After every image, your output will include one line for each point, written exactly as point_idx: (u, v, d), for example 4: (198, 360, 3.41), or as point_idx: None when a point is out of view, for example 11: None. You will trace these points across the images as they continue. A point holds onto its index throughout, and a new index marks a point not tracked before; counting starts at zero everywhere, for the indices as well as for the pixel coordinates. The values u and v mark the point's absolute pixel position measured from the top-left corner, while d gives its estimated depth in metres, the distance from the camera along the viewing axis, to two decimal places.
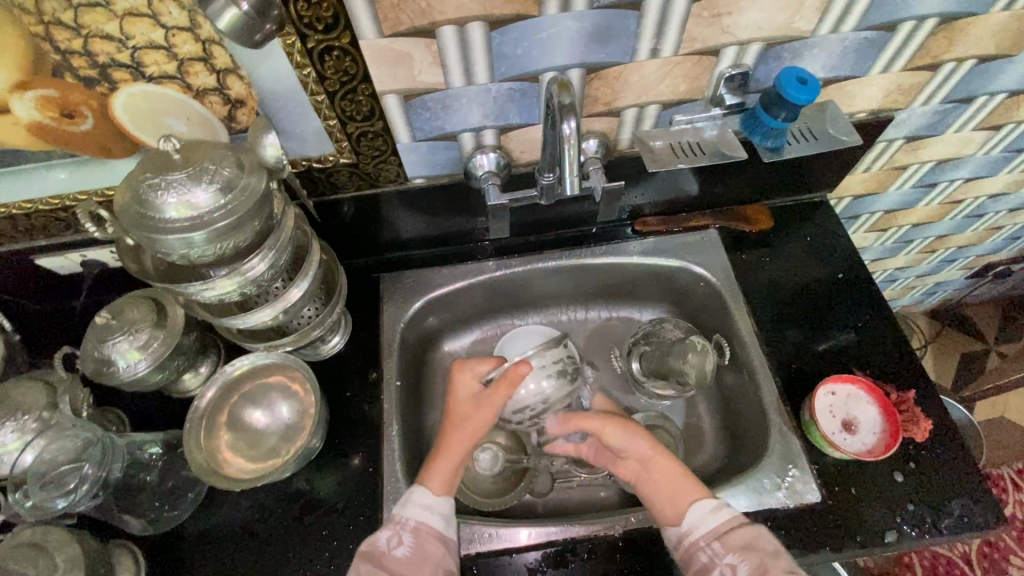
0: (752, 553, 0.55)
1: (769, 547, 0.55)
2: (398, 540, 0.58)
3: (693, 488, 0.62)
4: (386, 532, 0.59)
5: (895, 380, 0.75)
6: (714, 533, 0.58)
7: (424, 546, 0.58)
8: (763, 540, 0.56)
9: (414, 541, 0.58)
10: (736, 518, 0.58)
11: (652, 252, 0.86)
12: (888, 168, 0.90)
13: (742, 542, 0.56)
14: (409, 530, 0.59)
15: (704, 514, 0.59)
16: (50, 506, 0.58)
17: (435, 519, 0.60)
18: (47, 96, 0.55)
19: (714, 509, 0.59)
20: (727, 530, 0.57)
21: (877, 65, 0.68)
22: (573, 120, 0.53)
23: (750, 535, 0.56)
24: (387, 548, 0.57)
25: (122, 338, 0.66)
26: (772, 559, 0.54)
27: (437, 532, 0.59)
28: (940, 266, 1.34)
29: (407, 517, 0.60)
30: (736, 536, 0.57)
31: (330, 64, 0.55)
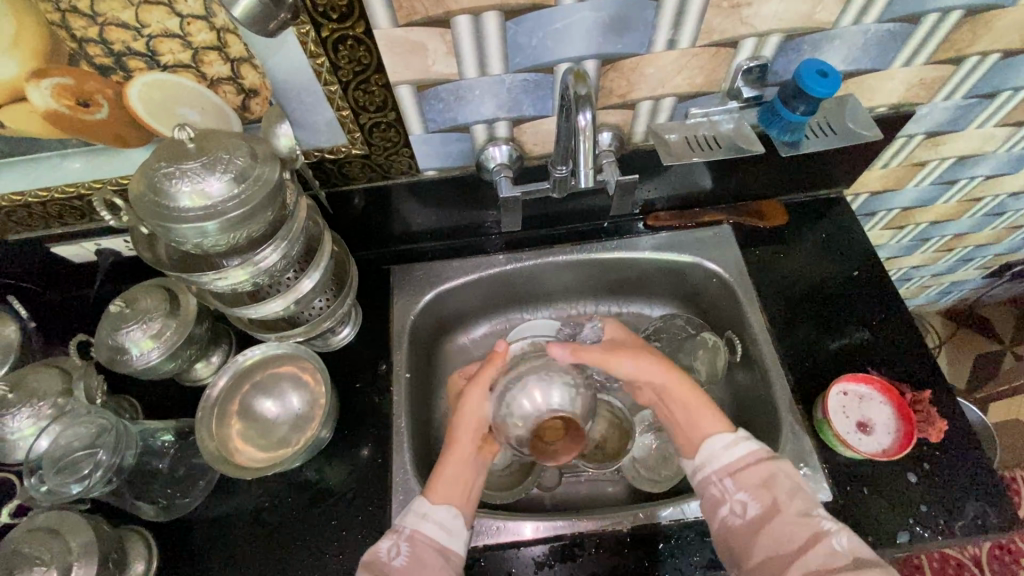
0: (766, 492, 0.51)
1: (782, 485, 0.52)
2: (397, 550, 0.54)
3: (712, 419, 0.59)
4: (386, 541, 0.55)
5: (911, 380, 0.74)
6: (729, 466, 0.54)
7: (421, 554, 0.54)
8: (778, 479, 0.52)
9: (411, 550, 0.54)
10: (754, 456, 0.54)
11: (664, 247, 0.86)
12: (906, 165, 0.88)
13: (754, 479, 0.53)
14: (406, 539, 0.55)
15: (720, 448, 0.56)
16: (64, 491, 0.59)
17: (429, 526, 0.56)
18: (63, 84, 0.55)
19: (731, 442, 0.56)
20: (741, 467, 0.54)
21: (899, 59, 0.67)
22: (589, 112, 0.52)
23: (765, 473, 0.53)
24: (388, 558, 0.54)
25: (136, 326, 0.67)
26: (785, 499, 0.51)
27: (434, 541, 0.55)
28: (956, 265, 1.32)
29: (404, 525, 0.56)
30: (746, 474, 0.53)
31: (344, 53, 0.55)
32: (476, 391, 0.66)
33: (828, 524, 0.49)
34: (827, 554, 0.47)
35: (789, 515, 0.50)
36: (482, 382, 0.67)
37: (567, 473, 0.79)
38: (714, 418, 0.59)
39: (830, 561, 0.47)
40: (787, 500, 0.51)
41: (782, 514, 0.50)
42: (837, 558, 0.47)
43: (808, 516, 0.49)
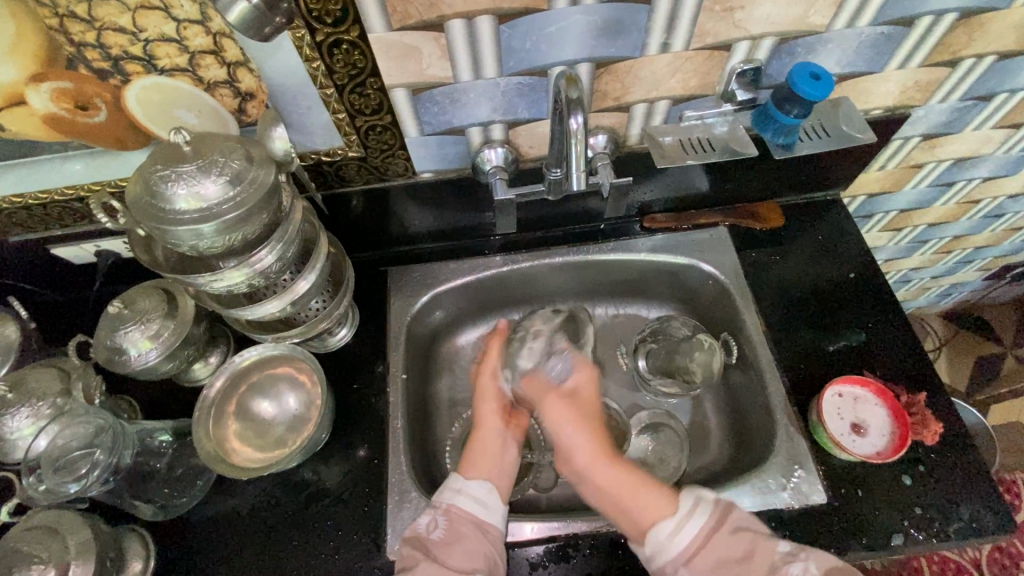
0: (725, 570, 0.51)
1: (744, 548, 0.52)
2: (435, 524, 0.59)
3: (653, 501, 0.56)
4: (424, 517, 0.61)
5: (906, 382, 0.74)
6: (683, 553, 0.52)
7: (458, 528, 0.59)
8: (737, 539, 0.52)
9: (448, 523, 0.60)
10: (709, 524, 0.53)
11: (660, 249, 0.86)
12: (903, 167, 0.88)
13: (715, 558, 0.51)
14: (443, 513, 0.60)
15: (668, 536, 0.53)
16: (62, 490, 0.60)
17: (469, 502, 0.61)
18: (62, 88, 0.56)
19: (675, 529, 0.53)
20: (700, 545, 0.52)
21: (893, 61, 0.67)
22: (580, 115, 0.53)
23: (722, 545, 0.52)
24: (425, 531, 0.59)
25: (134, 328, 0.67)
26: (749, 563, 0.51)
27: (472, 516, 0.60)
28: (956, 267, 1.32)
29: (442, 501, 0.62)
30: (709, 551, 0.52)
31: (339, 57, 0.56)
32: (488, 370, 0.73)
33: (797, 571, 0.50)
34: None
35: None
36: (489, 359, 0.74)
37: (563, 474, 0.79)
38: (654, 499, 0.56)
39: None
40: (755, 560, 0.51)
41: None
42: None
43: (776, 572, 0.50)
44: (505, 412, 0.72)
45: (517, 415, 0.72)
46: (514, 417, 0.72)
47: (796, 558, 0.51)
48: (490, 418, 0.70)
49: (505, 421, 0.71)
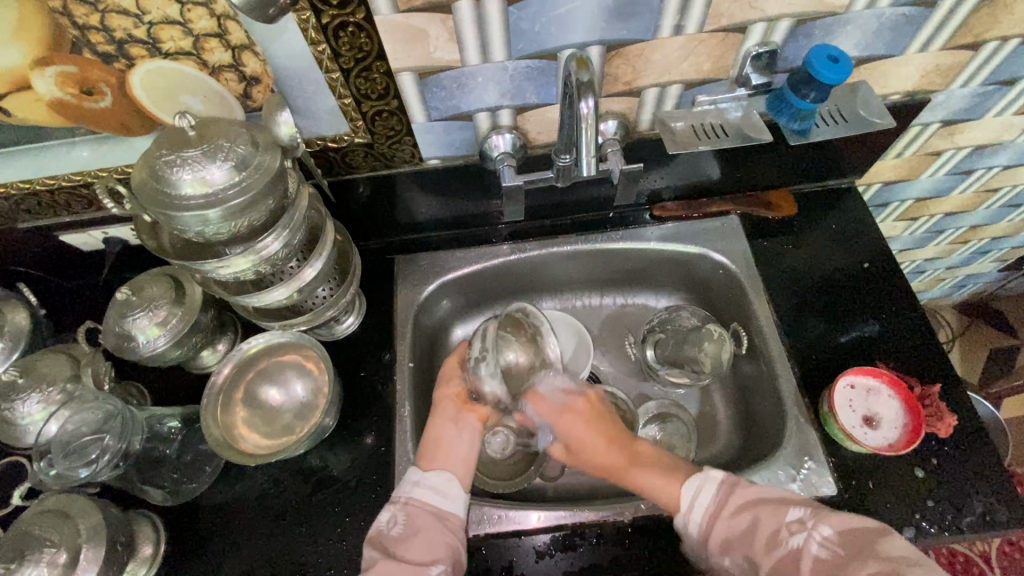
0: (736, 551, 0.53)
1: (746, 525, 0.53)
2: (394, 520, 0.58)
3: (666, 484, 0.60)
4: (385, 512, 0.59)
5: (920, 374, 0.73)
6: (700, 537, 0.56)
7: (416, 521, 0.57)
8: (741, 519, 0.54)
9: (409, 518, 0.58)
10: (715, 503, 0.56)
11: (670, 238, 0.85)
12: (921, 154, 0.86)
13: (724, 538, 0.54)
14: (401, 508, 0.59)
15: (690, 511, 0.56)
16: (73, 475, 0.60)
17: (427, 494, 0.60)
18: (66, 72, 0.55)
19: (688, 507, 0.57)
20: (710, 525, 0.55)
21: (915, 43, 0.65)
22: (591, 99, 0.51)
23: (725, 529, 0.54)
24: (386, 530, 0.57)
25: (142, 314, 0.67)
26: (753, 543, 0.52)
27: (432, 508, 0.59)
28: (972, 258, 1.29)
29: (400, 495, 0.61)
30: (717, 533, 0.54)
31: (345, 40, 0.55)
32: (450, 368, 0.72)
33: (800, 542, 0.50)
34: (811, 565, 0.48)
35: (761, 558, 0.51)
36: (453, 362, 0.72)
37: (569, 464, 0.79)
38: (675, 483, 0.60)
39: (815, 568, 0.48)
40: (757, 533, 0.52)
41: (760, 560, 0.51)
42: (821, 565, 0.48)
43: (779, 544, 0.50)
44: (461, 400, 0.69)
45: (475, 402, 0.69)
46: (471, 406, 0.68)
47: (803, 527, 0.50)
48: (445, 404, 0.69)
49: (460, 409, 0.68)
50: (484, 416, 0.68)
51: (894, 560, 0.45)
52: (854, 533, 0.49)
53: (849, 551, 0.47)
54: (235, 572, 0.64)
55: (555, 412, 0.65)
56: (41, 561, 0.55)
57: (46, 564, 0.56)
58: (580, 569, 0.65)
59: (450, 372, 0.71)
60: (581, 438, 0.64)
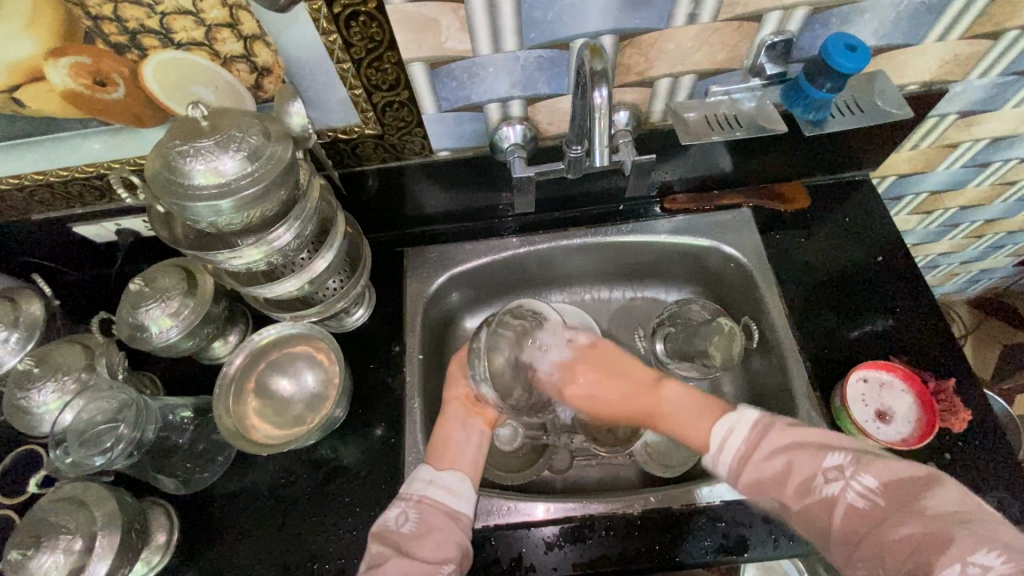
0: (766, 492, 0.53)
1: (778, 470, 0.53)
2: (405, 517, 0.58)
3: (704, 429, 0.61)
4: (395, 509, 0.59)
5: (934, 368, 0.72)
6: (733, 474, 0.56)
7: (429, 519, 0.58)
8: (774, 461, 0.53)
9: (419, 516, 0.58)
10: (744, 446, 0.56)
11: (680, 230, 0.84)
12: (937, 146, 0.85)
13: (755, 479, 0.54)
14: (414, 505, 0.59)
15: (720, 455, 0.57)
16: (88, 463, 0.61)
17: (438, 492, 0.60)
18: (80, 62, 0.55)
19: (721, 447, 0.57)
20: (739, 466, 0.56)
21: (934, 32, 0.63)
22: (605, 88, 0.51)
23: (756, 468, 0.54)
24: (396, 527, 0.57)
25: (155, 305, 0.68)
26: (784, 485, 0.52)
27: (445, 506, 0.59)
28: (986, 252, 1.27)
29: (412, 492, 0.61)
30: (749, 472, 0.54)
31: (356, 30, 0.54)
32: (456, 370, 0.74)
33: (835, 490, 0.49)
34: (845, 516, 0.48)
35: (791, 500, 0.51)
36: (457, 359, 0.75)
37: (578, 456, 0.79)
38: (704, 426, 0.61)
39: (850, 519, 0.47)
40: (791, 479, 0.52)
41: (792, 503, 0.51)
42: (858, 515, 0.47)
43: (813, 491, 0.50)
44: (468, 402, 0.71)
45: (483, 405, 0.71)
46: (477, 408, 0.70)
47: (840, 476, 0.49)
48: (452, 406, 0.70)
49: (467, 411, 0.70)
50: (491, 419, 0.70)
51: (943, 519, 0.44)
52: (897, 483, 0.47)
53: (891, 503, 0.47)
54: (247, 560, 0.65)
55: (553, 374, 0.70)
56: (58, 548, 0.56)
57: (63, 550, 0.57)
58: (589, 561, 0.65)
59: (457, 376, 0.73)
60: (594, 392, 0.70)
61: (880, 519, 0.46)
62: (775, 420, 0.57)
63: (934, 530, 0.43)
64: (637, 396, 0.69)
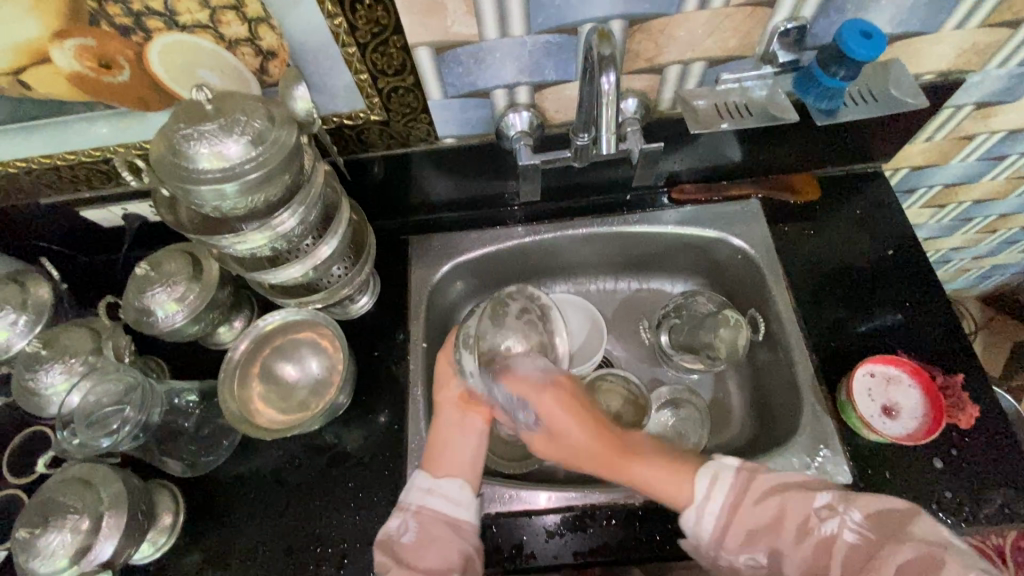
0: (760, 540, 0.53)
1: (773, 513, 0.53)
2: (406, 527, 0.58)
3: (677, 481, 0.57)
4: (395, 519, 0.59)
5: (943, 363, 0.71)
6: (719, 524, 0.54)
7: (429, 530, 0.58)
8: (766, 506, 0.53)
9: (419, 526, 0.58)
10: (731, 498, 0.55)
11: (687, 221, 0.83)
12: (952, 138, 0.83)
13: (745, 529, 0.53)
14: (413, 516, 0.59)
15: (700, 517, 0.55)
16: (95, 444, 0.62)
17: (439, 501, 0.60)
18: (85, 45, 0.55)
19: (702, 508, 0.55)
20: (728, 518, 0.54)
21: (952, 19, 0.62)
22: (613, 74, 0.50)
23: (748, 510, 0.54)
24: (396, 535, 0.58)
25: (161, 289, 0.68)
26: (779, 526, 0.52)
27: (444, 514, 0.59)
28: (1000, 248, 1.25)
29: (410, 502, 0.60)
30: (739, 523, 0.54)
31: (361, 13, 0.54)
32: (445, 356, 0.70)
33: (833, 527, 0.50)
34: (845, 551, 0.49)
35: (789, 542, 0.51)
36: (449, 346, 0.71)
37: None
38: (681, 479, 0.57)
39: (849, 554, 0.49)
40: (786, 522, 0.52)
41: (788, 548, 0.51)
42: (856, 551, 0.49)
43: (809, 531, 0.51)
44: (463, 401, 0.68)
45: (476, 401, 0.68)
46: (474, 406, 0.68)
47: (835, 512, 0.51)
48: (446, 407, 0.68)
49: (462, 409, 0.67)
50: (488, 416, 0.68)
51: (931, 543, 0.47)
52: (884, 518, 0.50)
53: (881, 535, 0.49)
54: (251, 544, 0.65)
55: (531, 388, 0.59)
56: (66, 527, 0.58)
57: (70, 530, 0.58)
58: (589, 550, 0.65)
59: (448, 372, 0.70)
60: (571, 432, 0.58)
61: (875, 551, 0.48)
62: (757, 468, 0.57)
63: (927, 555, 0.46)
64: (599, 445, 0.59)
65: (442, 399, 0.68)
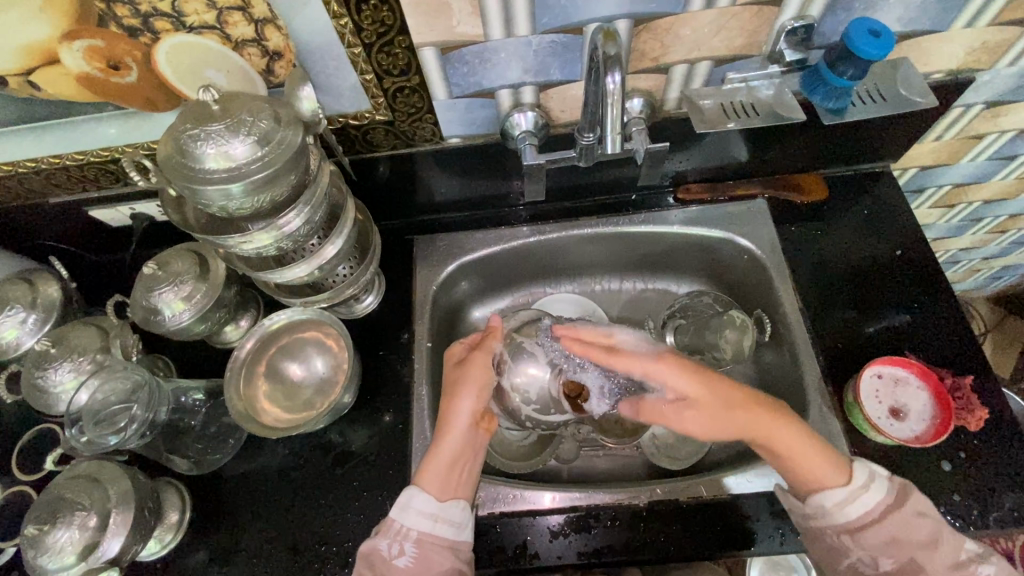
0: (902, 549, 0.53)
1: (928, 534, 0.53)
2: (400, 550, 0.56)
3: (829, 469, 0.56)
4: (387, 538, 0.56)
5: (951, 365, 0.71)
6: (853, 522, 0.54)
7: (430, 557, 0.56)
8: (922, 524, 0.53)
9: (417, 552, 0.56)
10: (886, 501, 0.54)
11: (693, 222, 0.83)
12: (962, 137, 0.82)
13: (891, 534, 0.53)
14: (413, 541, 0.56)
15: (833, 504, 0.55)
16: (103, 442, 0.63)
17: (441, 527, 0.58)
18: (95, 46, 0.56)
19: (846, 499, 0.55)
20: (874, 520, 0.54)
21: (962, 18, 0.61)
22: (618, 73, 0.50)
23: (903, 522, 0.53)
24: (390, 556, 0.56)
25: (168, 289, 0.69)
26: (932, 549, 0.52)
27: (447, 542, 0.57)
28: (1009, 248, 1.24)
29: (410, 526, 0.57)
30: (886, 527, 0.53)
31: (367, 14, 0.54)
32: (482, 356, 0.66)
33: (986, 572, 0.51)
34: None
35: (939, 566, 0.52)
36: (481, 354, 0.66)
37: (585, 447, 0.80)
38: (829, 466, 0.56)
39: None
40: (941, 550, 0.52)
41: (931, 567, 0.52)
42: None
43: (962, 567, 0.52)
44: (478, 417, 0.64)
45: (488, 418, 0.65)
46: (485, 421, 0.65)
47: (986, 559, 0.52)
48: (460, 421, 0.63)
49: (474, 424, 0.64)
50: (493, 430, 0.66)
51: None
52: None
53: None
54: (255, 542, 0.66)
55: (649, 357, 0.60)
56: (73, 524, 0.58)
57: (78, 527, 0.58)
58: (593, 550, 0.65)
59: (479, 381, 0.64)
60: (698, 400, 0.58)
61: None
62: (908, 484, 0.56)
63: None
64: (755, 405, 0.59)
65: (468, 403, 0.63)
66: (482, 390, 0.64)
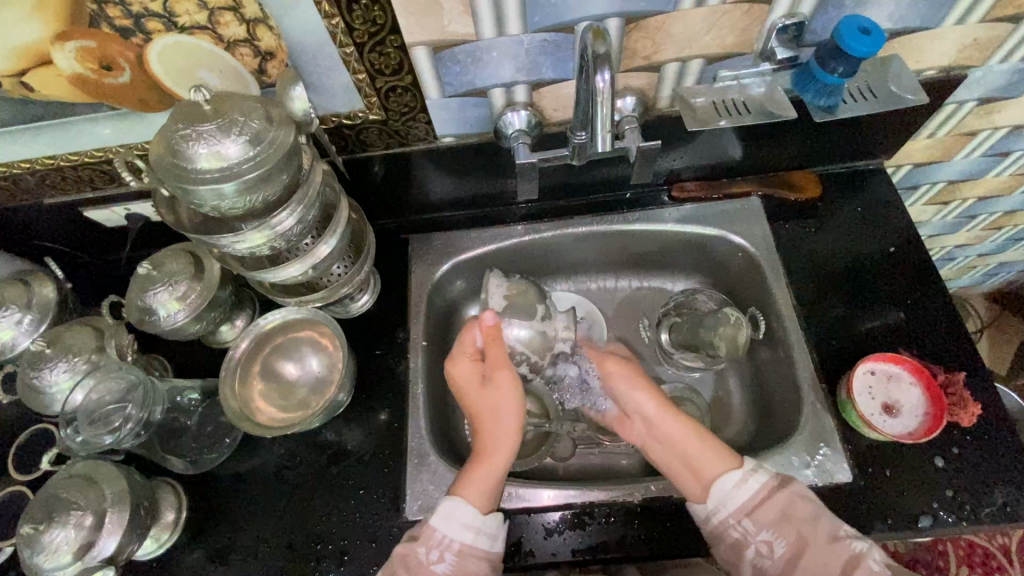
0: (787, 527, 0.54)
1: (808, 513, 0.54)
2: (439, 556, 0.56)
3: (721, 456, 0.60)
4: (425, 546, 0.56)
5: (945, 362, 0.71)
6: (743, 507, 0.56)
7: (468, 566, 0.56)
8: (803, 504, 0.55)
9: (457, 560, 0.56)
10: (769, 485, 0.57)
11: (687, 219, 0.83)
12: (955, 134, 0.82)
13: (775, 514, 0.55)
14: (455, 551, 0.56)
15: (730, 488, 0.57)
16: (98, 441, 0.63)
17: (480, 538, 0.58)
18: (86, 47, 0.56)
19: (740, 482, 0.57)
20: (759, 503, 0.56)
21: (952, 15, 0.61)
22: (607, 72, 0.50)
23: (785, 502, 0.55)
24: (427, 561, 0.56)
25: (163, 289, 0.69)
26: (809, 526, 0.53)
27: (483, 552, 0.58)
28: (1005, 245, 1.24)
29: (453, 536, 0.57)
30: (768, 507, 0.56)
31: (358, 13, 0.54)
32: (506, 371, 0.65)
33: (861, 546, 0.52)
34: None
35: (819, 543, 0.52)
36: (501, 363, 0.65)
37: (580, 444, 0.80)
38: (722, 455, 0.60)
39: None
40: (819, 525, 0.53)
41: (813, 546, 0.52)
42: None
43: (838, 541, 0.52)
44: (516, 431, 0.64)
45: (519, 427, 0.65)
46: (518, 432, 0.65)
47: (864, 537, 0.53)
48: (503, 437, 0.63)
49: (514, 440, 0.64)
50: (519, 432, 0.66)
51: None
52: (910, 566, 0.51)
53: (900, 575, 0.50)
54: (252, 541, 0.66)
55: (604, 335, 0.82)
56: (69, 523, 0.58)
57: (74, 526, 0.58)
58: (588, 547, 0.65)
59: (510, 396, 0.64)
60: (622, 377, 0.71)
61: None
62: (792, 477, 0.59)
63: None
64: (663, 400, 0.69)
65: (508, 418, 0.64)
66: (518, 406, 0.64)
